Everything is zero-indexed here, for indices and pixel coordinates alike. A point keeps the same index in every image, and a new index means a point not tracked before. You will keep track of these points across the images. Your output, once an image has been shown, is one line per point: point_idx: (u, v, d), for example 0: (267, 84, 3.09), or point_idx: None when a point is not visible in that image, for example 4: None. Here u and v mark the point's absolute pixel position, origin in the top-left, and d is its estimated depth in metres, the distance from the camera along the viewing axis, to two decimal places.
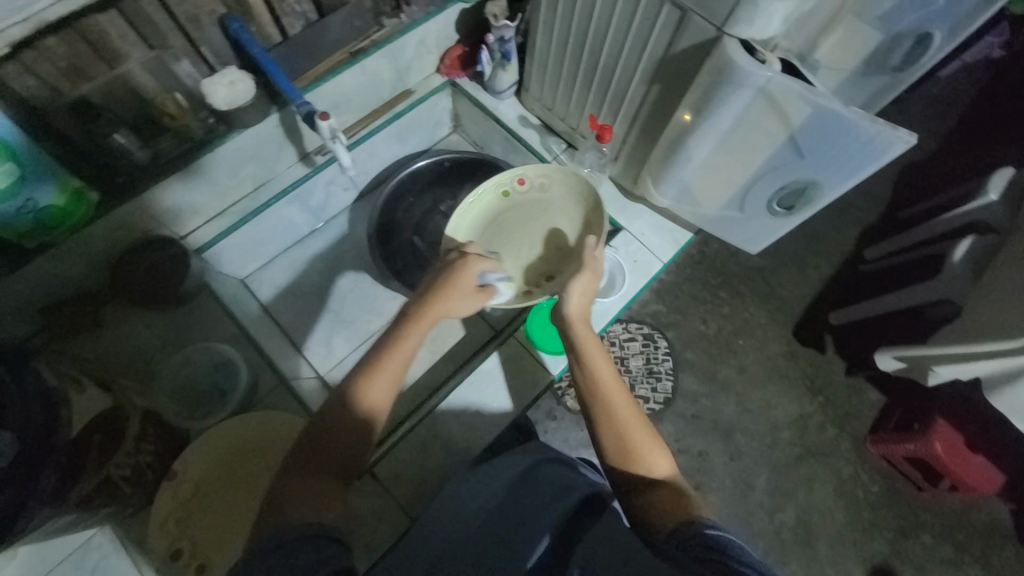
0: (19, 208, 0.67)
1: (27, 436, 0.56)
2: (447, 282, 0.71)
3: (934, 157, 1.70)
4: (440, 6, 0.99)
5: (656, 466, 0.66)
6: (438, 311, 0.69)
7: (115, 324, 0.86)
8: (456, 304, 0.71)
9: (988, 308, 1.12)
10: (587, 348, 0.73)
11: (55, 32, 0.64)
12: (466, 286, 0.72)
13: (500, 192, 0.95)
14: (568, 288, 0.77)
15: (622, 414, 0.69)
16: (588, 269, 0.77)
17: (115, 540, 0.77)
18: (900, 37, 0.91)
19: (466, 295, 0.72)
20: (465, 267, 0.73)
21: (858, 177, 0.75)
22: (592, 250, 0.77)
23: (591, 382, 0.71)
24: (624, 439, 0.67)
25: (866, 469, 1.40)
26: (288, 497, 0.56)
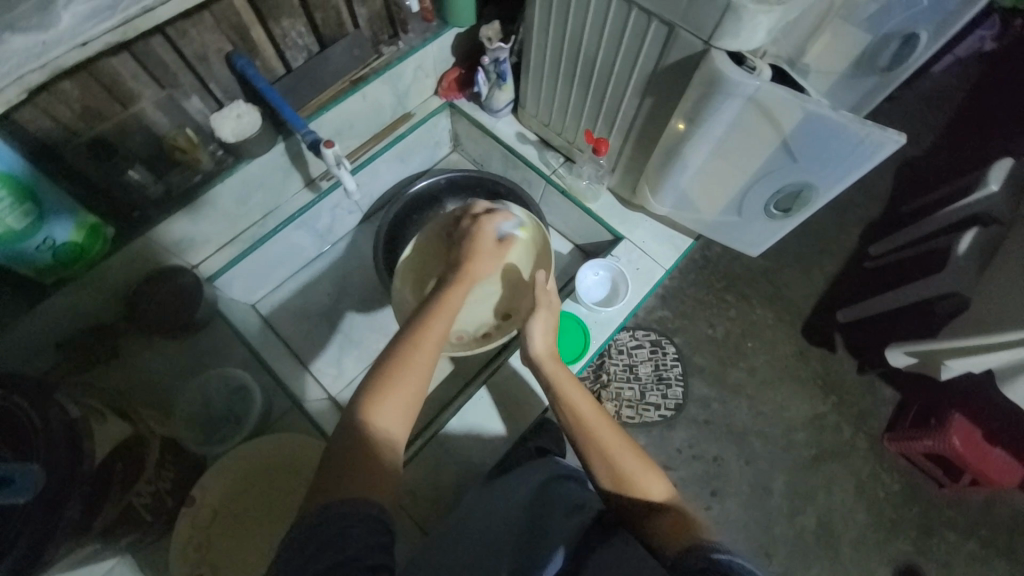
0: (39, 245, 0.69)
1: (53, 471, 0.58)
2: (470, 247, 0.79)
3: (933, 151, 1.71)
4: (435, 32, 1.03)
5: (653, 490, 0.65)
6: (474, 272, 0.76)
7: (130, 352, 0.87)
8: (486, 263, 0.78)
9: (996, 299, 1.12)
10: (561, 385, 0.76)
11: (70, 76, 0.68)
12: (488, 245, 0.79)
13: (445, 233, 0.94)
14: (530, 328, 0.80)
15: (609, 443, 0.69)
16: (543, 308, 0.79)
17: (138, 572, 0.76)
18: (887, 38, 0.92)
19: (487, 252, 0.79)
20: (480, 227, 0.81)
21: (850, 178, 0.76)
22: (543, 288, 0.80)
23: (573, 420, 0.72)
24: (616, 467, 0.67)
25: (884, 467, 1.38)
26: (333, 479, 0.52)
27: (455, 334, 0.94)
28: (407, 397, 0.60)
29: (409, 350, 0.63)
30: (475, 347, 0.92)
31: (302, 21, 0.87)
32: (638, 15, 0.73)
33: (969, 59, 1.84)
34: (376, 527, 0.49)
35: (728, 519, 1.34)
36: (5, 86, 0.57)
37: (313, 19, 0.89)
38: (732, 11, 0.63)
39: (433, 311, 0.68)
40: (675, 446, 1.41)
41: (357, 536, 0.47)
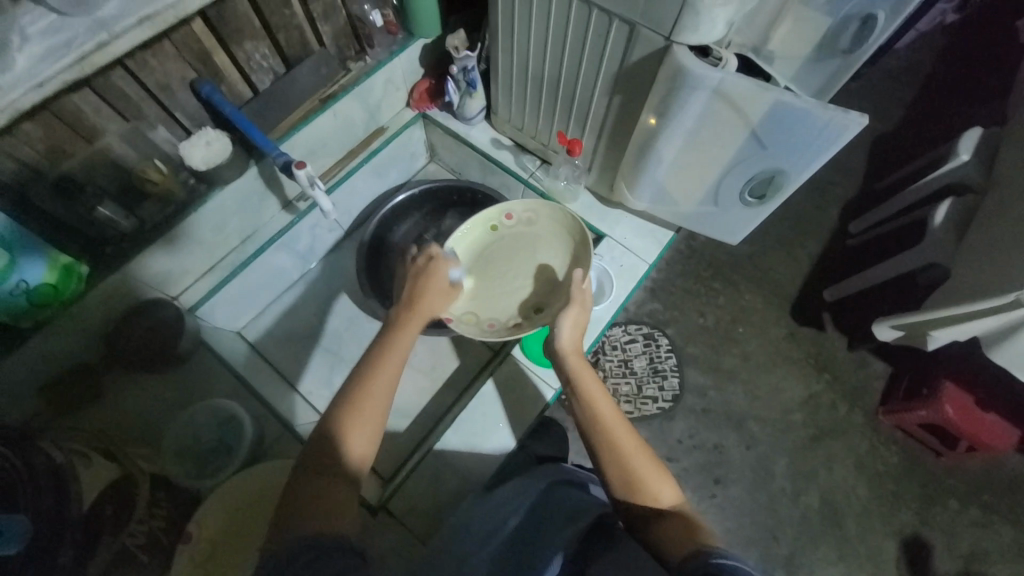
0: (12, 290, 0.69)
1: (39, 518, 0.64)
2: (422, 283, 0.79)
3: (905, 125, 1.74)
4: (401, 45, 1.03)
5: (662, 495, 0.66)
6: (425, 310, 0.77)
7: (116, 391, 0.83)
8: (440, 300, 0.80)
9: (973, 267, 1.14)
10: (583, 382, 0.76)
11: (31, 117, 0.67)
12: (440, 283, 0.80)
13: (490, 226, 0.99)
14: (562, 321, 0.81)
15: (624, 443, 0.69)
16: (577, 303, 0.82)
17: None
18: (847, 20, 0.93)
19: (439, 291, 0.80)
20: (433, 268, 0.80)
21: (818, 163, 0.77)
22: (579, 285, 0.83)
23: (591, 417, 0.72)
24: (628, 468, 0.67)
25: (882, 441, 1.40)
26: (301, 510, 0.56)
27: (486, 321, 0.94)
28: (367, 430, 0.63)
29: (359, 395, 0.64)
30: (506, 334, 0.91)
31: (265, 43, 0.87)
32: (598, 16, 0.74)
33: (931, 33, 1.87)
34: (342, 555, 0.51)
35: (733, 506, 1.35)
36: None
37: (276, 40, 0.88)
38: (689, 5, 0.63)
39: (383, 350, 0.69)
40: (675, 437, 1.42)
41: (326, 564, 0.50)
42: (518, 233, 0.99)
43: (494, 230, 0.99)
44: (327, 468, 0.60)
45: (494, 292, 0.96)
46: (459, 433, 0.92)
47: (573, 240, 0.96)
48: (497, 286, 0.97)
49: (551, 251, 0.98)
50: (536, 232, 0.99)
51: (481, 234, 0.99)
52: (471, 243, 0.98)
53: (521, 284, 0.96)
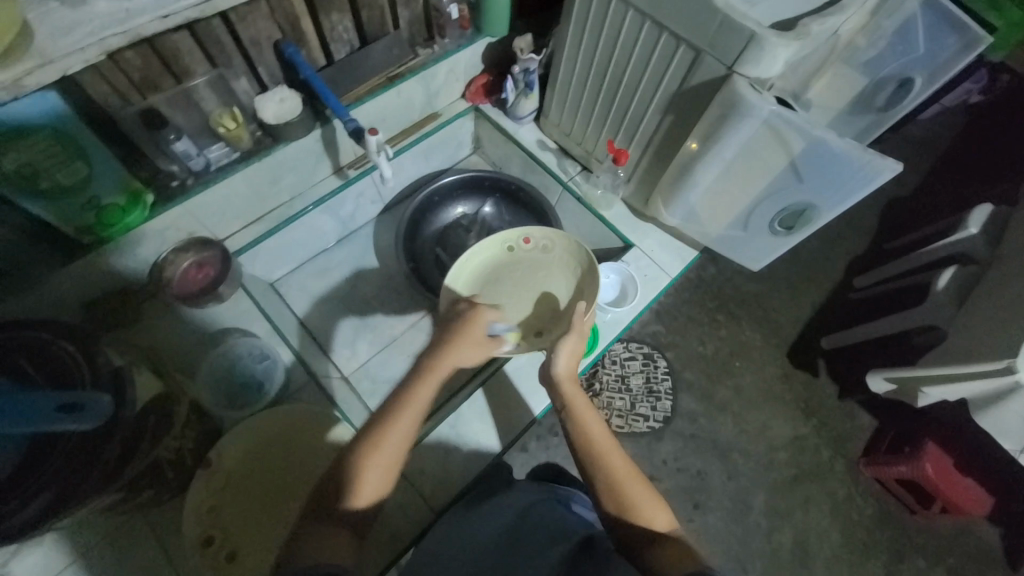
0: (83, 204, 0.76)
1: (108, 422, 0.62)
2: (458, 332, 0.73)
3: (919, 192, 1.82)
4: (469, 39, 1.08)
5: (656, 520, 0.68)
6: (452, 361, 0.71)
7: (153, 316, 0.91)
8: (471, 354, 0.73)
9: (969, 331, 1.20)
10: (577, 406, 0.77)
11: (133, 47, 0.72)
12: (477, 334, 0.73)
13: (506, 246, 0.93)
14: (556, 349, 0.79)
15: (617, 468, 0.71)
16: (574, 331, 0.78)
17: (138, 534, 0.78)
18: (883, 82, 1.01)
19: (473, 343, 0.73)
20: (473, 319, 0.74)
21: (850, 200, 0.83)
22: (580, 316, 0.78)
23: (584, 443, 0.74)
24: (621, 494, 0.70)
25: (860, 491, 1.44)
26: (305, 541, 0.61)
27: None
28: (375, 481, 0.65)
29: (368, 451, 0.64)
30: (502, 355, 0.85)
31: (349, 17, 0.93)
32: (668, 38, 0.79)
33: (954, 109, 1.96)
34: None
35: (709, 533, 1.39)
36: (87, 44, 0.62)
37: (359, 16, 0.94)
38: (756, 40, 0.69)
39: (397, 407, 0.67)
40: (661, 458, 1.46)
41: None
42: (535, 260, 0.94)
43: (511, 250, 0.93)
44: (331, 511, 0.64)
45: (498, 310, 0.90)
46: (473, 407, 0.96)
47: (582, 272, 0.90)
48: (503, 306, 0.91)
49: (559, 280, 0.91)
50: (551, 258, 0.93)
51: (497, 254, 0.93)
52: (483, 261, 0.92)
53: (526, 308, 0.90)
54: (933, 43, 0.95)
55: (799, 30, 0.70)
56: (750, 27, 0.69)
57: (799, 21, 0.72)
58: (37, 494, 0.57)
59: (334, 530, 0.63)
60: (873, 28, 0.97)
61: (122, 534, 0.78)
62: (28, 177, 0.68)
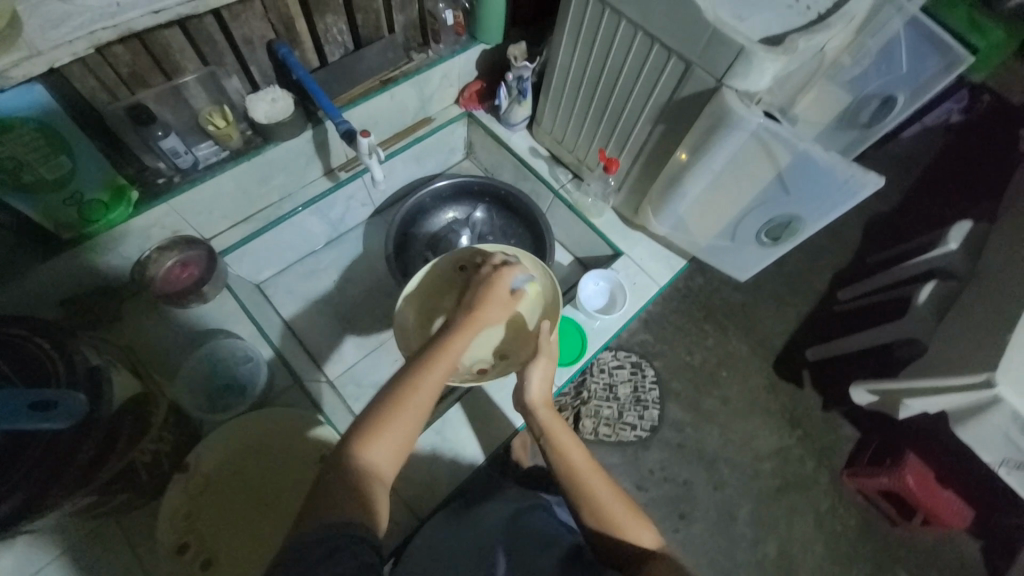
0: (65, 199, 0.73)
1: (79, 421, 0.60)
2: (485, 290, 0.74)
3: (901, 208, 1.86)
4: (464, 45, 1.09)
5: (643, 539, 0.67)
6: (482, 318, 0.71)
7: (133, 316, 0.89)
8: (498, 310, 0.74)
9: (949, 344, 1.22)
10: (554, 432, 0.77)
11: (123, 42, 0.71)
12: (501, 294, 0.75)
13: (458, 266, 0.91)
14: (527, 374, 0.81)
15: (600, 491, 0.71)
16: (543, 355, 0.81)
17: (108, 542, 0.75)
18: (867, 99, 1.04)
19: (501, 300, 0.75)
20: (499, 276, 0.76)
21: (834, 213, 0.85)
22: (544, 337, 0.80)
23: (566, 469, 0.74)
24: (607, 514, 0.69)
25: (843, 502, 1.45)
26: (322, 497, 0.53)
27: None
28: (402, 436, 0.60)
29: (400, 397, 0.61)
30: (471, 380, 0.85)
31: (344, 19, 0.93)
32: (659, 50, 0.81)
33: (936, 128, 2.01)
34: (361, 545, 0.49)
35: (695, 543, 1.39)
36: (75, 38, 0.62)
37: (354, 19, 0.94)
38: (744, 54, 0.71)
39: (430, 358, 0.65)
40: (647, 467, 1.46)
41: (344, 557, 0.47)
42: None
43: (461, 268, 0.90)
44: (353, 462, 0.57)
45: None
46: (460, 413, 0.95)
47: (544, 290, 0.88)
48: None
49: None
50: None
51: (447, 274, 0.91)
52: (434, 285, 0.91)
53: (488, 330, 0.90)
54: (914, 64, 1.00)
55: (786, 46, 0.71)
56: (740, 40, 0.70)
57: (787, 37, 0.74)
58: (7, 497, 0.54)
59: (355, 481, 0.55)
60: (858, 47, 0.99)
61: (93, 543, 0.75)
62: (10, 170, 0.66)
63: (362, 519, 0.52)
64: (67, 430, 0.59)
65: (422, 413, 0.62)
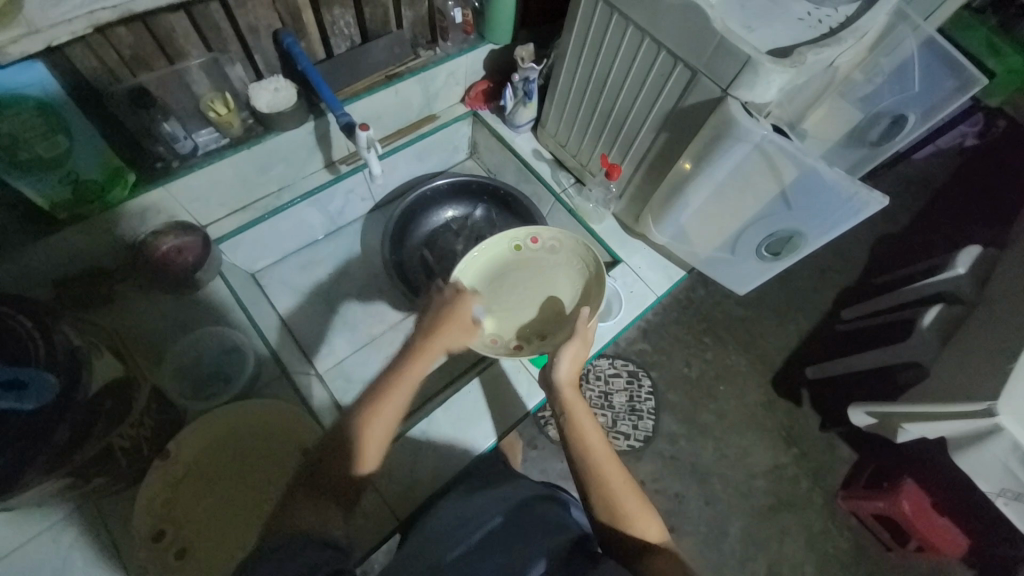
0: (60, 178, 0.73)
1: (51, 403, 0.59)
2: (446, 315, 0.72)
3: (910, 229, 1.84)
4: (472, 44, 1.08)
5: (650, 532, 0.67)
6: (442, 344, 0.70)
7: (125, 300, 0.88)
8: (460, 337, 0.72)
9: (951, 370, 1.20)
10: (576, 413, 0.75)
11: (126, 23, 0.71)
12: (463, 318, 0.73)
13: (513, 245, 0.94)
14: (560, 354, 0.78)
15: (614, 481, 0.69)
16: (579, 338, 0.77)
17: (80, 528, 0.74)
18: (878, 116, 1.01)
19: (462, 327, 0.73)
20: (460, 301, 0.74)
21: (838, 230, 0.83)
22: (584, 321, 0.78)
23: (582, 453, 0.71)
24: (615, 505, 0.67)
25: (836, 524, 1.43)
26: (291, 514, 0.59)
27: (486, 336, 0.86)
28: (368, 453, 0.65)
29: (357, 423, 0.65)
30: (505, 354, 0.84)
31: (351, 12, 0.92)
32: (665, 57, 0.80)
33: (948, 151, 1.99)
34: (322, 552, 0.53)
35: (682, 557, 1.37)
36: (73, 17, 0.63)
37: (362, 13, 0.94)
38: (751, 65, 0.70)
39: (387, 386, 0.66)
40: (639, 478, 1.44)
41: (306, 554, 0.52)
42: (539, 259, 0.94)
43: (516, 248, 0.93)
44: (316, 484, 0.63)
45: (499, 308, 0.89)
46: (446, 414, 0.93)
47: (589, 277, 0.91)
48: (504, 304, 0.90)
49: (567, 282, 0.93)
50: (555, 259, 0.94)
51: (503, 251, 0.93)
52: (489, 258, 0.93)
53: (529, 310, 0.90)
54: (927, 82, 0.96)
55: (794, 58, 0.70)
56: (747, 51, 0.69)
57: (795, 49, 0.72)
58: None
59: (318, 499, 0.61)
60: (870, 65, 0.99)
61: (65, 527, 0.74)
62: (5, 147, 0.65)
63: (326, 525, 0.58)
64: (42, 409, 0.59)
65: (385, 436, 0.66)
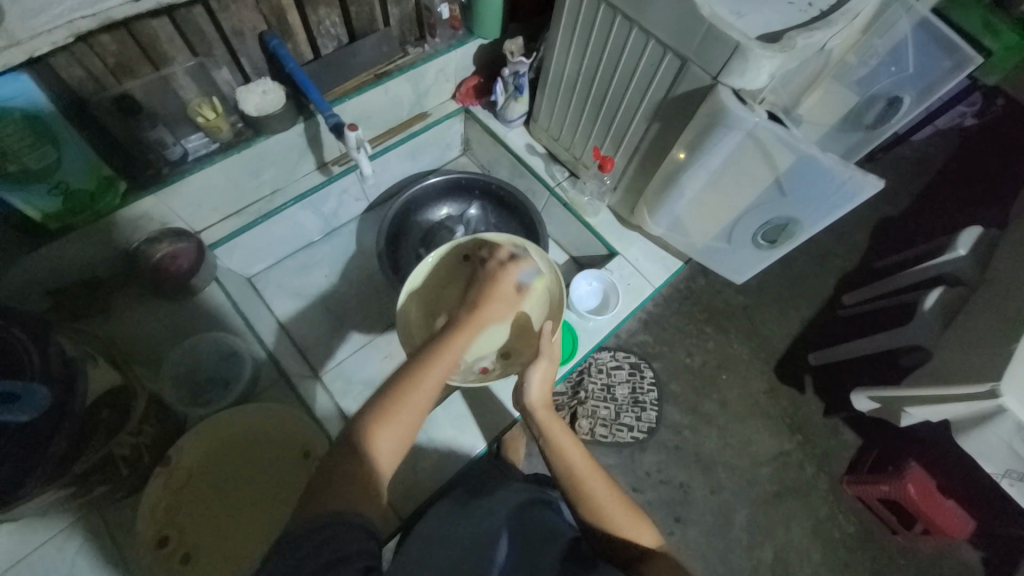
0: (49, 189, 0.73)
1: (43, 417, 0.58)
2: (490, 285, 0.80)
3: (910, 211, 1.82)
4: (460, 40, 1.07)
5: (644, 538, 0.66)
6: (487, 311, 0.77)
7: (122, 310, 0.90)
8: (502, 306, 0.79)
9: (955, 353, 1.19)
10: (553, 431, 0.76)
11: (109, 31, 0.70)
12: (505, 288, 0.80)
13: (459, 255, 0.90)
14: (527, 376, 0.79)
15: (600, 498, 0.69)
16: (545, 356, 0.78)
17: (82, 538, 0.75)
18: (873, 100, 1.00)
19: (504, 296, 0.80)
20: (503, 270, 0.81)
21: (834, 217, 0.83)
22: (549, 337, 0.78)
23: (564, 471, 0.72)
24: (603, 519, 0.67)
25: (843, 510, 1.43)
26: (327, 491, 0.52)
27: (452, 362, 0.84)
28: (402, 433, 0.59)
29: (396, 400, 0.60)
30: (473, 381, 0.81)
31: (337, 12, 0.91)
32: (654, 46, 0.79)
33: (948, 131, 1.97)
34: (356, 532, 0.49)
35: (689, 547, 1.37)
36: (55, 26, 0.63)
37: (347, 11, 0.93)
38: (741, 51, 0.69)
39: (435, 351, 0.68)
40: (643, 469, 1.44)
41: (338, 545, 0.47)
42: None
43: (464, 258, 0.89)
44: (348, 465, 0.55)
45: None
46: (446, 411, 0.94)
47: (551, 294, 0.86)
48: None
49: None
50: None
51: (452, 264, 0.90)
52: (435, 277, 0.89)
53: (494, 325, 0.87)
54: (922, 63, 0.95)
55: (784, 43, 0.69)
56: (736, 37, 0.68)
57: (786, 33, 0.71)
58: None
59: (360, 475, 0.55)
60: (864, 46, 0.97)
61: (70, 535, 0.75)
62: None
63: (358, 507, 0.51)
64: (38, 423, 0.58)
65: (421, 412, 0.62)
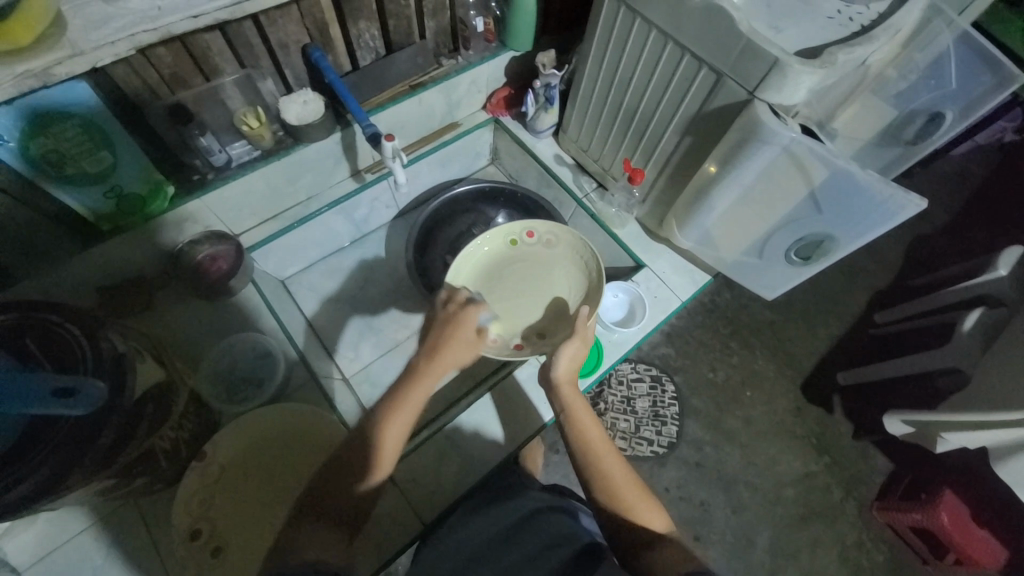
0: (105, 192, 0.77)
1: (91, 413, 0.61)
2: (446, 333, 0.70)
3: (948, 229, 1.76)
4: (493, 52, 1.09)
5: (655, 522, 0.67)
6: (444, 363, 0.69)
7: (164, 307, 0.93)
8: (464, 352, 0.71)
9: (997, 379, 1.14)
10: (576, 411, 0.76)
11: (165, 44, 0.74)
12: (464, 335, 0.71)
13: (509, 240, 0.96)
14: (556, 351, 0.77)
15: (615, 474, 0.71)
16: (576, 336, 0.77)
17: (120, 526, 0.78)
18: (913, 114, 0.97)
19: (464, 343, 0.71)
20: (462, 316, 0.72)
21: (871, 233, 0.81)
22: (583, 321, 0.78)
23: (582, 445, 0.73)
24: (615, 492, 0.69)
25: (871, 536, 1.38)
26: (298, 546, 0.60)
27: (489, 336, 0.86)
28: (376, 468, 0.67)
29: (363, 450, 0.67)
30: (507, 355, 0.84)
31: (376, 25, 0.95)
32: (689, 60, 0.79)
33: (988, 147, 1.90)
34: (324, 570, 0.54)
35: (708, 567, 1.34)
36: (117, 39, 0.65)
37: (386, 25, 0.96)
38: (779, 67, 0.68)
39: (394, 407, 0.69)
40: (663, 484, 1.42)
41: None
42: (538, 254, 0.97)
43: (512, 244, 0.96)
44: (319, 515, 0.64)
45: (502, 307, 0.91)
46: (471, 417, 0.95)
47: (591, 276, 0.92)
48: (505, 302, 0.91)
49: (564, 277, 0.94)
50: (554, 252, 0.96)
51: (500, 249, 0.96)
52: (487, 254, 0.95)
53: (530, 307, 0.92)
54: (965, 78, 0.91)
55: (824, 58, 0.68)
56: (775, 53, 0.68)
57: (826, 49, 0.71)
58: (31, 472, 0.57)
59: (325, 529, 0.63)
60: (904, 60, 0.95)
61: (109, 523, 0.78)
62: (54, 162, 0.70)
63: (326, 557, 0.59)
64: (87, 417, 0.61)
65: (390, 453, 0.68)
